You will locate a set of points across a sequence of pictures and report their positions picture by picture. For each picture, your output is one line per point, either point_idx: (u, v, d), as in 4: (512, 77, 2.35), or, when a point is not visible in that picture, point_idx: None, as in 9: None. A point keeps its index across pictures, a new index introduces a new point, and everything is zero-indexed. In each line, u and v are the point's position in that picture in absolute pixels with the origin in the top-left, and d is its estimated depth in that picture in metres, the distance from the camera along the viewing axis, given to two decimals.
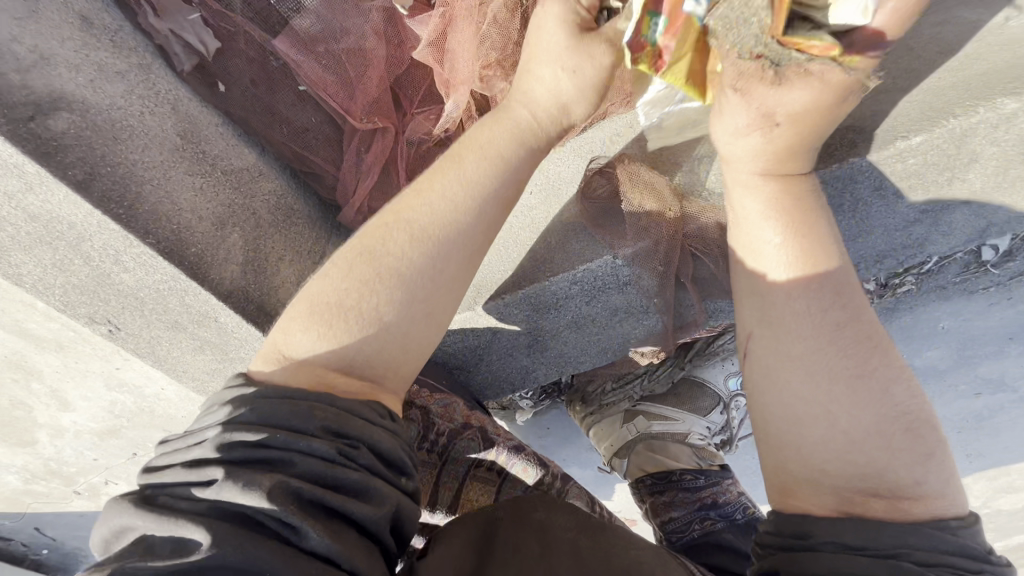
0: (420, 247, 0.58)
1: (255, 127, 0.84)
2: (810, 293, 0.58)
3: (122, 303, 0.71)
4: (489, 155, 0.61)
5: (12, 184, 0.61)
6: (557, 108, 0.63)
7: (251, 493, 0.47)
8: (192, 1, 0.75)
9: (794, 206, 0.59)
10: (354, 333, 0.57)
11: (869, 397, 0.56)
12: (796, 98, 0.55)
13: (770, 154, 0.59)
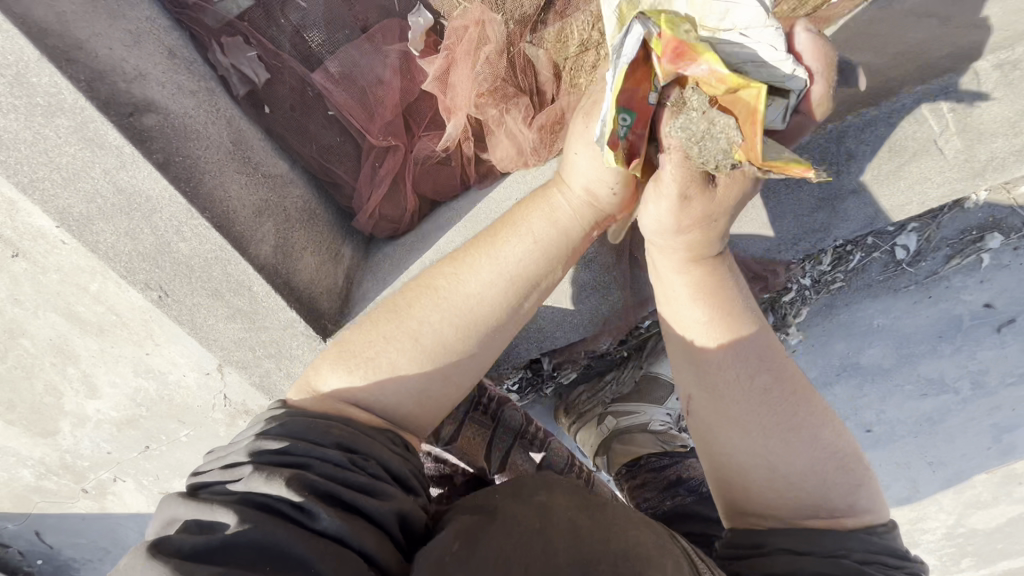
0: (442, 317, 0.81)
1: (290, 143, 1.03)
2: (737, 360, 0.76)
3: (175, 270, 0.86)
4: (532, 237, 0.82)
5: (110, 161, 0.77)
6: (589, 195, 0.81)
7: (276, 482, 0.67)
8: (251, 42, 0.96)
9: (711, 286, 0.77)
10: (375, 382, 0.82)
11: (797, 438, 0.73)
12: (724, 193, 0.73)
13: (689, 245, 0.77)
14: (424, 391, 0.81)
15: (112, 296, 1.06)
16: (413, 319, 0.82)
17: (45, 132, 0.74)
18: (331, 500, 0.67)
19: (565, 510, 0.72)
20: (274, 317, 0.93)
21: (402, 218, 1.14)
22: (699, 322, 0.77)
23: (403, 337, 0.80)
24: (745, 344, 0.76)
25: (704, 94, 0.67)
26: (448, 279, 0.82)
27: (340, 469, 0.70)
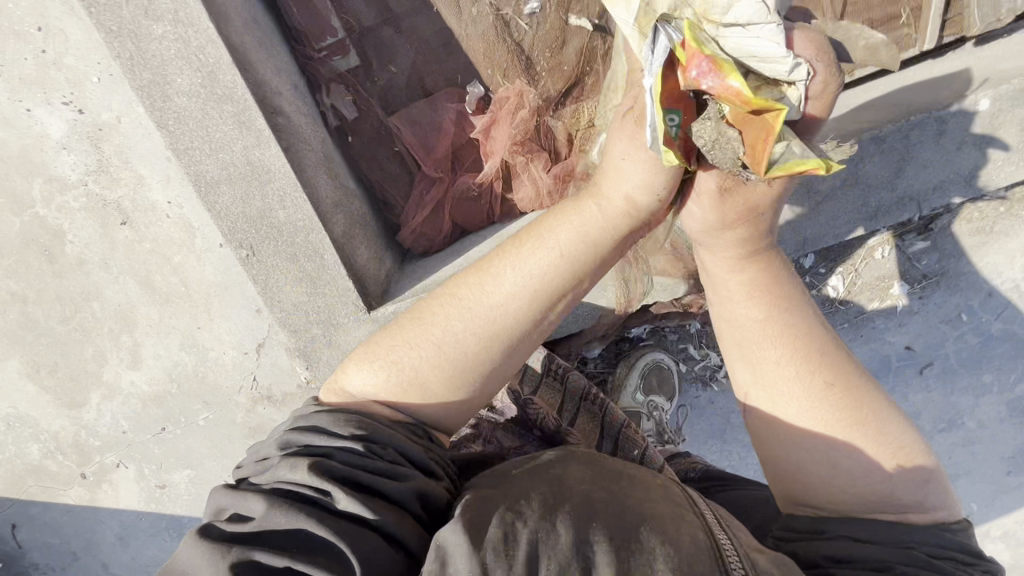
0: (466, 326, 0.86)
1: (362, 167, 1.34)
2: (792, 361, 0.79)
3: (269, 233, 1.08)
4: (563, 247, 0.85)
5: (251, 139, 1.01)
6: (626, 202, 0.84)
7: (299, 470, 0.75)
8: (347, 90, 1.29)
9: (768, 282, 0.81)
10: (400, 387, 0.87)
11: (864, 438, 0.77)
12: (766, 196, 0.75)
13: (743, 242, 0.80)
14: (441, 398, 0.86)
15: (189, 268, 1.26)
16: (438, 325, 0.87)
17: (212, 113, 0.99)
18: (352, 485, 0.75)
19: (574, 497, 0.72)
20: (333, 285, 1.14)
21: (437, 236, 1.41)
22: (755, 323, 0.81)
23: (425, 347, 0.86)
24: (802, 347, 0.80)
25: (725, 107, 0.68)
26: (473, 290, 0.87)
27: (360, 456, 0.78)
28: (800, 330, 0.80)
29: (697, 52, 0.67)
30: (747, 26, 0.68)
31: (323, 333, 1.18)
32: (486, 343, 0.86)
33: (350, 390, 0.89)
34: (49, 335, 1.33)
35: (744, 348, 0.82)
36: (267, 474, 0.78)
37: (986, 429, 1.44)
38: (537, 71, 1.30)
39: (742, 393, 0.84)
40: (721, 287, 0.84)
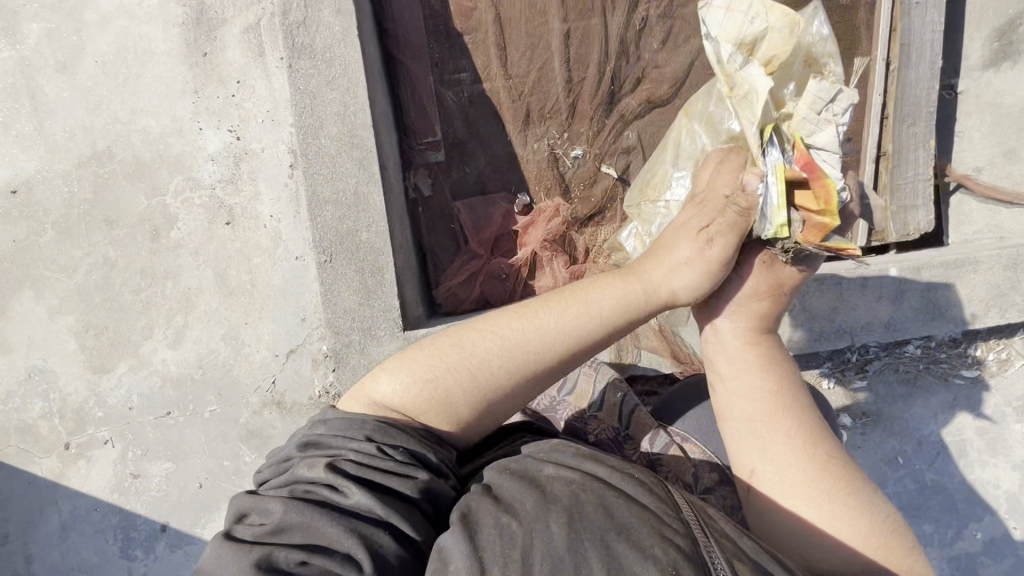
0: (501, 360, 0.86)
1: (422, 232, 1.70)
2: (791, 430, 0.83)
3: (348, 248, 1.36)
4: (605, 316, 0.87)
5: (364, 178, 1.36)
6: (669, 292, 0.90)
7: (316, 470, 0.74)
8: (429, 175, 1.69)
9: (772, 354, 0.91)
10: (423, 401, 0.85)
11: (859, 506, 0.77)
12: (783, 274, 0.94)
13: (756, 315, 0.93)
14: (463, 422, 0.87)
15: (262, 270, 1.51)
16: (475, 354, 0.86)
17: (343, 155, 1.36)
18: (369, 484, 0.72)
19: (566, 495, 0.70)
20: (382, 302, 1.37)
21: (465, 300, 1.69)
22: (764, 392, 0.86)
23: (455, 369, 0.85)
24: (804, 422, 0.84)
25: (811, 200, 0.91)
26: (513, 330, 0.87)
27: (372, 456, 0.76)
28: (797, 403, 0.86)
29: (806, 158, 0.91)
30: (823, 151, 0.93)
31: (359, 340, 1.38)
32: (516, 381, 0.87)
33: (376, 391, 0.86)
34: (115, 301, 1.51)
35: (755, 421, 0.85)
36: (285, 477, 0.76)
37: None
38: (572, 195, 1.72)
39: (748, 467, 0.84)
40: (730, 360, 0.91)
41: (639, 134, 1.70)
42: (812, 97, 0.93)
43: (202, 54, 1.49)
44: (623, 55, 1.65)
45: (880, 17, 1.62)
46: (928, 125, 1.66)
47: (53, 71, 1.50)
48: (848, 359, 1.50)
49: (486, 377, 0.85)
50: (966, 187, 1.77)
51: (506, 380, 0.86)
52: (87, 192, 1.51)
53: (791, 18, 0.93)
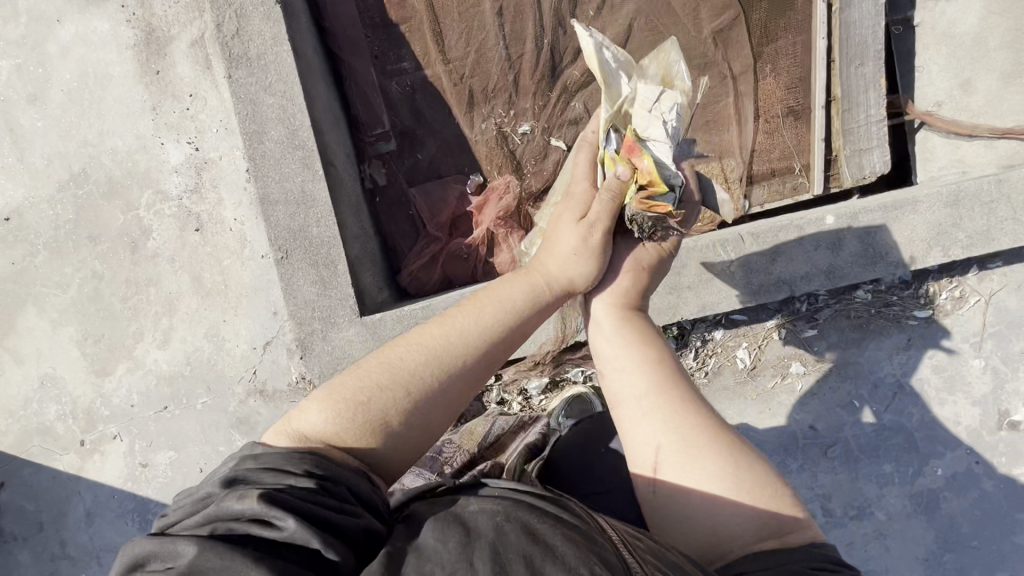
0: (429, 366, 0.84)
1: (382, 220, 1.77)
2: (678, 398, 0.89)
3: (301, 243, 1.46)
4: (513, 303, 0.94)
5: (309, 176, 1.44)
6: (567, 279, 1.00)
7: (245, 503, 0.65)
8: (383, 165, 1.76)
9: (647, 330, 0.99)
10: (351, 425, 0.79)
11: (744, 455, 0.84)
12: (644, 253, 1.07)
13: (626, 294, 1.03)
14: (397, 442, 0.81)
15: (232, 270, 1.62)
16: (402, 365, 0.84)
17: (288, 156, 1.45)
18: (302, 517, 0.63)
19: (490, 526, 0.64)
20: (338, 291, 1.47)
21: (428, 282, 1.77)
22: (648, 364, 0.92)
23: (387, 383, 0.82)
24: (683, 387, 0.91)
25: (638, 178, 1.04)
26: (439, 333, 0.88)
27: (313, 490, 0.67)
28: (674, 370, 0.93)
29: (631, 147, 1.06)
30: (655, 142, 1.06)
31: (321, 328, 1.48)
32: (450, 386, 0.85)
33: (297, 432, 0.78)
34: (106, 309, 1.65)
35: (648, 398, 0.90)
36: (207, 514, 0.66)
37: (895, 523, 1.56)
38: (523, 172, 1.75)
39: (652, 451, 0.87)
40: (615, 343, 0.97)
41: (584, 103, 1.73)
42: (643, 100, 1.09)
43: (155, 73, 1.59)
44: (559, 27, 1.67)
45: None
46: (877, 65, 1.64)
47: (26, 103, 1.62)
48: (795, 310, 1.53)
49: (418, 386, 0.83)
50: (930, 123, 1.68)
51: (440, 386, 0.84)
52: (70, 212, 1.64)
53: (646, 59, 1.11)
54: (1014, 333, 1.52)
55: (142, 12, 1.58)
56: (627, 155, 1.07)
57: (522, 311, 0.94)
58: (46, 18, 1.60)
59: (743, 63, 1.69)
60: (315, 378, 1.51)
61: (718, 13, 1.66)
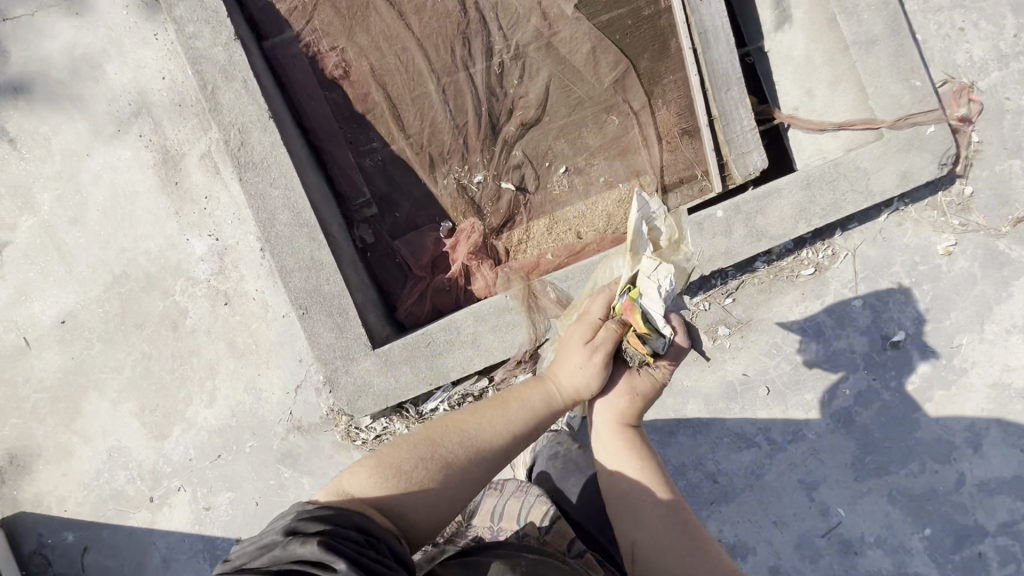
0: (463, 456, 1.08)
1: (375, 271, 2.14)
2: (654, 505, 1.14)
3: (316, 299, 1.82)
4: (528, 410, 1.17)
5: (315, 245, 1.82)
6: (577, 391, 1.22)
7: (307, 548, 0.85)
8: (368, 226, 2.14)
9: (635, 439, 1.23)
10: (395, 494, 1.02)
11: (705, 558, 1.09)
12: (642, 384, 1.28)
13: (623, 411, 1.26)
14: (427, 514, 1.03)
15: (260, 331, 1.96)
16: (441, 451, 1.08)
17: (295, 233, 1.82)
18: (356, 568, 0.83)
19: None
20: (352, 331, 1.82)
21: (420, 314, 2.13)
22: (630, 470, 1.18)
23: (429, 466, 1.06)
24: (658, 491, 1.16)
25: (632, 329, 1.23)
26: (470, 427, 1.12)
27: (358, 544, 0.88)
28: (654, 480, 1.17)
29: (628, 308, 1.22)
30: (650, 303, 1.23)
31: (343, 364, 1.83)
32: (474, 476, 1.08)
33: (352, 494, 1.02)
34: (157, 382, 1.97)
35: (629, 497, 1.17)
36: (271, 557, 0.85)
37: (823, 440, 1.97)
38: (483, 213, 2.16)
39: (630, 542, 1.14)
40: (609, 450, 1.23)
41: (523, 151, 2.15)
42: (647, 266, 1.28)
43: (174, 184, 1.95)
44: (492, 96, 2.10)
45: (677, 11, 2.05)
46: (740, 86, 2.07)
47: (67, 224, 1.96)
48: (707, 285, 1.93)
49: (450, 472, 1.06)
50: (795, 124, 2.10)
51: (467, 475, 1.07)
52: (117, 307, 1.97)
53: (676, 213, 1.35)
54: (880, 275, 1.96)
55: (156, 137, 1.95)
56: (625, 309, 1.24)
57: (537, 413, 1.17)
58: (78, 154, 1.96)
59: (641, 101, 2.14)
60: (344, 406, 1.85)
61: (614, 66, 2.11)
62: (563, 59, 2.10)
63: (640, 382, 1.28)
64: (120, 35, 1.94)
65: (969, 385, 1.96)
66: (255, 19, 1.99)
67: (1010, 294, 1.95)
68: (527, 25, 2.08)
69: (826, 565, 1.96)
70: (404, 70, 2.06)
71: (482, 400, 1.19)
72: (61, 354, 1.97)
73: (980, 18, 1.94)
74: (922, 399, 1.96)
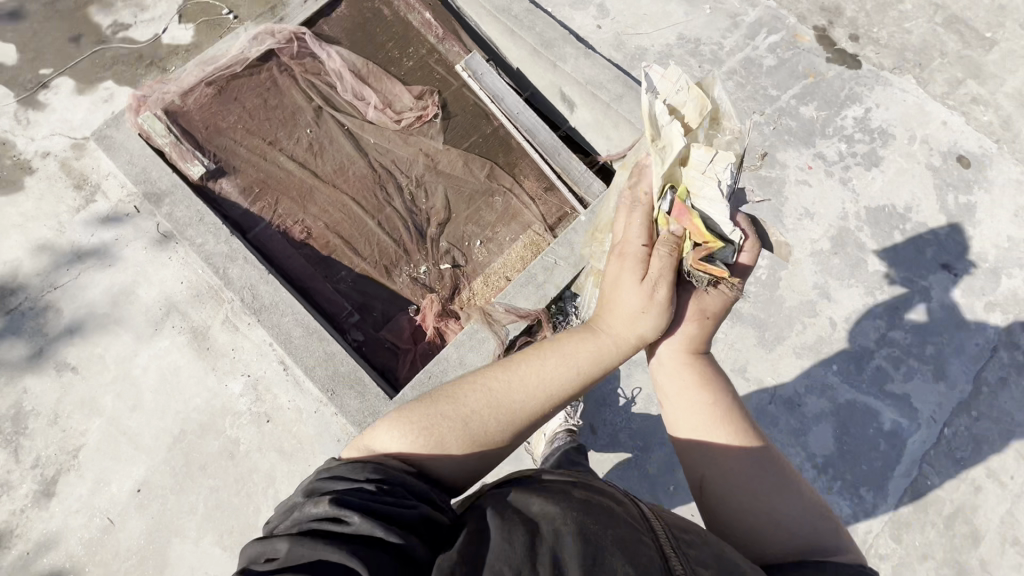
0: (496, 412, 1.16)
1: (372, 359, 2.76)
2: (727, 436, 1.20)
3: (338, 379, 2.40)
4: (568, 358, 1.25)
5: (325, 342, 2.45)
6: (637, 337, 1.29)
7: (321, 507, 0.94)
8: (357, 329, 2.81)
9: (701, 369, 1.30)
10: (418, 449, 1.10)
11: (782, 495, 1.14)
12: (711, 304, 1.39)
13: (685, 339, 1.34)
14: (449, 468, 1.11)
15: (301, 430, 2.46)
16: (468, 408, 1.15)
17: (307, 339, 2.45)
18: (367, 511, 0.93)
19: (551, 531, 0.92)
20: (372, 391, 2.39)
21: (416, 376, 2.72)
22: (701, 403, 1.23)
23: (454, 421, 1.13)
24: (730, 421, 1.21)
25: (694, 236, 1.38)
26: (504, 388, 1.19)
27: (373, 492, 0.97)
28: (726, 416, 1.22)
29: (684, 214, 1.40)
30: (707, 202, 1.44)
31: (372, 420, 2.35)
32: (500, 430, 1.16)
33: (377, 447, 1.12)
34: (228, 507, 2.36)
35: (699, 432, 1.21)
36: (293, 520, 0.95)
37: (731, 334, 2.67)
38: (436, 289, 2.92)
39: (699, 475, 1.20)
40: (675, 377, 1.30)
41: (447, 240, 3.01)
42: (695, 168, 1.48)
43: (206, 349, 2.57)
44: (412, 214, 3.01)
45: (507, 123, 3.11)
46: (565, 151, 3.06)
47: (129, 412, 2.49)
48: None
49: (478, 426, 1.14)
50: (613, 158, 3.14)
51: (495, 427, 1.16)
52: (182, 461, 2.42)
53: (692, 98, 1.53)
54: None
55: (186, 323, 2.61)
56: (676, 214, 1.42)
57: (577, 364, 1.25)
58: (128, 358, 2.57)
59: (509, 181, 3.12)
60: None
61: (483, 168, 3.11)
62: (450, 176, 3.09)
63: (702, 307, 1.38)
64: (144, 266, 2.69)
65: (798, 259, 2.78)
66: (237, 223, 2.83)
67: (787, 196, 2.90)
68: (417, 165, 3.07)
69: (784, 422, 2.53)
70: (348, 220, 2.94)
71: (518, 354, 1.26)
72: (143, 518, 2.35)
73: (677, 64, 3.19)
74: (776, 280, 2.75)
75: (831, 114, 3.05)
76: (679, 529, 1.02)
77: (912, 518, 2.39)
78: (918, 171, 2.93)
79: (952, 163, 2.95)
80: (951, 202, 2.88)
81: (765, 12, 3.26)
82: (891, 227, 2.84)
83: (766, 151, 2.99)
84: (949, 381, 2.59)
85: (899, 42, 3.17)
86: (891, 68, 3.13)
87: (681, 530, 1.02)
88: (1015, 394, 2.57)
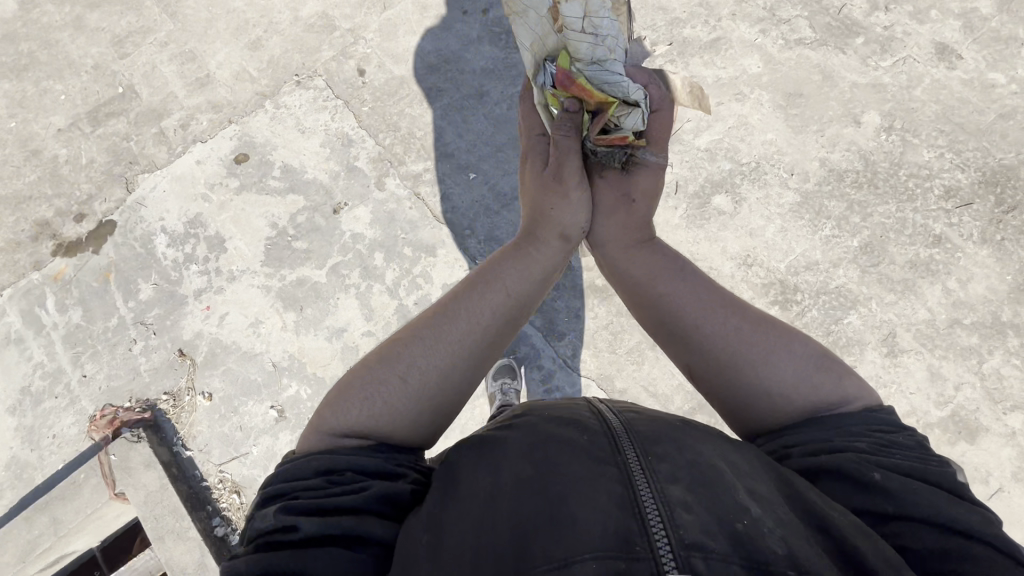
0: (444, 358, 1.32)
1: None
2: (694, 293, 1.48)
3: None
4: (515, 275, 1.51)
5: None
6: (562, 231, 1.64)
7: (274, 519, 1.06)
8: None
9: (631, 266, 1.61)
10: (369, 422, 1.23)
11: (782, 349, 1.35)
12: (641, 182, 1.69)
13: (613, 219, 1.68)
14: (402, 433, 1.25)
15: None
16: (414, 366, 1.29)
17: None
18: (318, 512, 1.06)
19: (515, 501, 1.01)
20: None
21: None
22: (645, 272, 1.57)
23: (401, 386, 1.27)
24: (692, 281, 1.51)
25: (595, 108, 1.61)
26: (453, 339, 1.35)
27: (325, 488, 1.10)
28: (686, 291, 1.49)
29: (574, 91, 1.56)
30: (595, 72, 1.51)
31: None
32: (451, 377, 1.32)
33: (330, 426, 1.22)
34: None
35: (664, 300, 1.50)
36: (258, 522, 1.08)
37: None
38: None
39: (688, 360, 1.44)
40: (611, 264, 1.68)
41: None
42: (583, 47, 1.46)
43: None
44: None
45: None
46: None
47: None
48: None
49: (422, 380, 1.29)
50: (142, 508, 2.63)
51: (443, 379, 1.31)
52: None
53: None
54: (231, 436, 2.64)
55: None
56: (567, 89, 1.56)
57: (509, 285, 1.48)
58: None
59: None
60: None
61: None
62: None
63: (614, 184, 1.71)
64: None
65: (300, 345, 2.73)
66: None
67: (233, 340, 2.77)
68: None
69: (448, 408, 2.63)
70: None
71: (460, 290, 1.46)
72: None
73: (46, 421, 2.73)
74: (313, 376, 2.69)
75: (157, 269, 2.91)
76: (651, 442, 1.11)
77: (549, 313, 2.66)
78: (240, 203, 2.99)
79: (238, 168, 3.05)
80: (278, 183, 3.01)
81: (19, 301, 2.92)
82: (288, 245, 2.90)
83: (180, 347, 2.77)
84: (438, 246, 2.86)
85: (102, 177, 3.10)
86: (127, 192, 3.06)
87: (652, 445, 1.10)
88: (458, 191, 2.94)
